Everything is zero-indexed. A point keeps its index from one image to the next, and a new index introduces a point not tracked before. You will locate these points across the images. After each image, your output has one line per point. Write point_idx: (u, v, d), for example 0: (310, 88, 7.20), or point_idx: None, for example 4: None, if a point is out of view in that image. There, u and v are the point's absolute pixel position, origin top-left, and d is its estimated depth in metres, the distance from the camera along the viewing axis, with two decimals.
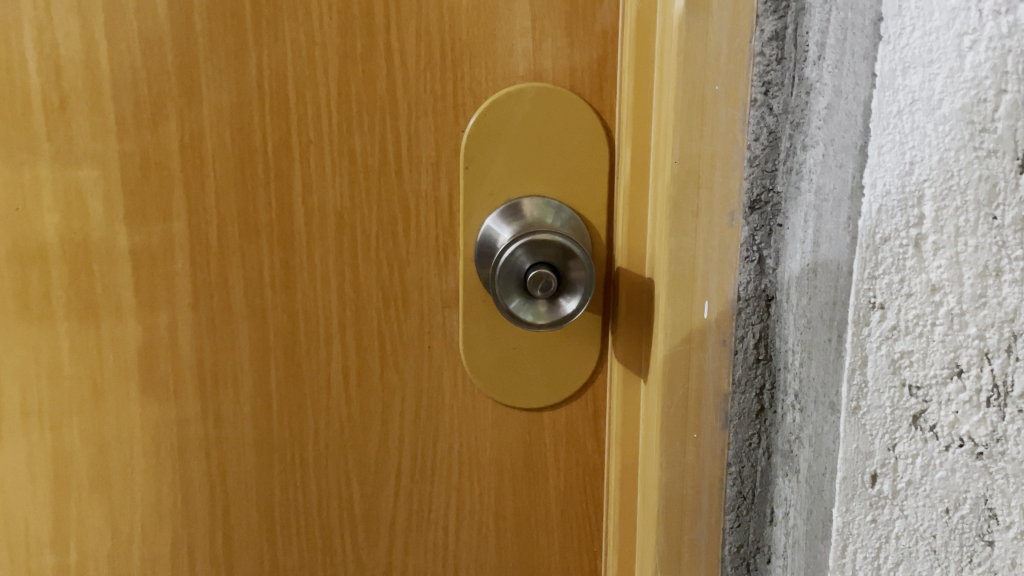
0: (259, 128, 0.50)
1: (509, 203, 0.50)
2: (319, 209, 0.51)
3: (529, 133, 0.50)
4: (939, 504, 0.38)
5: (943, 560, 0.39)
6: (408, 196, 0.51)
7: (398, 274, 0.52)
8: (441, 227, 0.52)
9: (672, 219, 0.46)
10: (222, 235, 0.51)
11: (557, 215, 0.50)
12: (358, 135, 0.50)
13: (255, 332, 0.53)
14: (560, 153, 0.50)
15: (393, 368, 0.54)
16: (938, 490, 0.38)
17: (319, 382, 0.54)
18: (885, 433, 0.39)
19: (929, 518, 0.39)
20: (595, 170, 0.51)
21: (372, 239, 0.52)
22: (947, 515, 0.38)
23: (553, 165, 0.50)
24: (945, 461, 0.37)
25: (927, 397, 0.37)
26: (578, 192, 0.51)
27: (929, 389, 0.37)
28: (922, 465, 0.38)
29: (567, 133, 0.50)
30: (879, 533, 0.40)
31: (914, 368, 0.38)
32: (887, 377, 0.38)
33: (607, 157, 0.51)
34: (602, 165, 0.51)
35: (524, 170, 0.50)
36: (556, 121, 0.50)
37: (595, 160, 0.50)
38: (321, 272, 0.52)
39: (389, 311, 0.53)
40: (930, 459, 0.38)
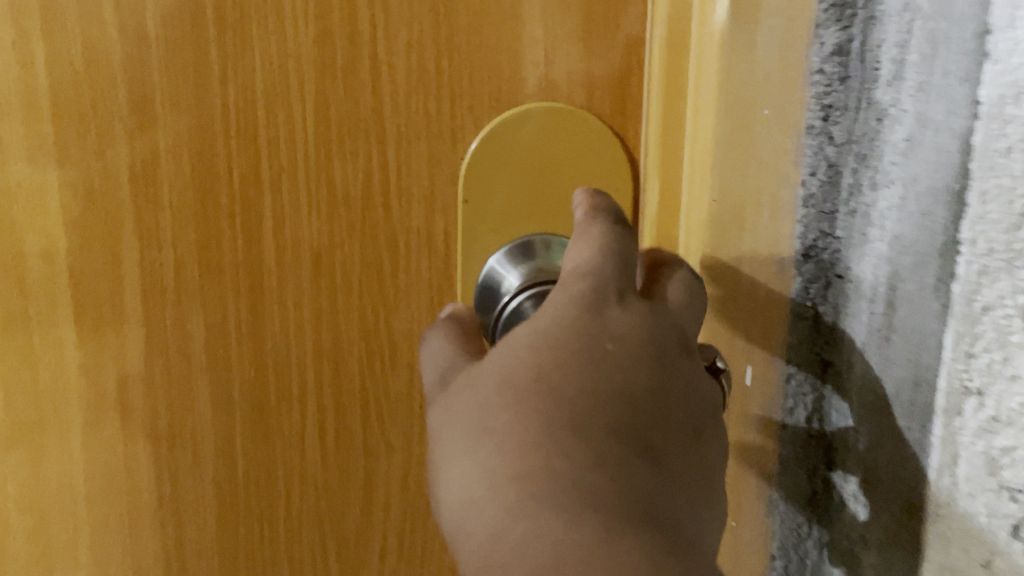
0: (222, 153, 0.42)
1: (513, 240, 0.43)
2: (291, 246, 0.44)
3: (536, 163, 0.43)
4: (587, 411, 0.29)
5: (574, 444, 0.28)
6: (396, 231, 0.44)
7: (384, 321, 0.45)
8: (436, 267, 0.44)
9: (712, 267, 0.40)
10: (180, 276, 0.44)
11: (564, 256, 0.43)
12: (339, 161, 0.43)
13: (217, 388, 0.45)
14: (573, 186, 0.43)
15: (376, 430, 0.46)
16: (603, 360, 0.31)
17: (292, 445, 0.46)
18: (557, 312, 0.33)
19: (528, 414, 0.29)
20: (616, 202, 0.44)
21: (354, 280, 0.44)
22: (595, 357, 0.31)
23: (567, 195, 0.43)
24: (568, 334, 0.31)
25: (633, 322, 0.33)
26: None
27: (637, 314, 0.33)
28: (573, 327, 0.32)
29: (582, 161, 0.43)
30: (571, 537, 0.25)
31: (616, 302, 0.33)
32: (580, 298, 0.33)
33: (631, 190, 0.44)
34: (624, 198, 0.44)
35: (530, 206, 0.43)
36: (569, 148, 0.43)
37: (615, 192, 0.44)
38: (294, 318, 0.45)
39: (373, 364, 0.45)
40: (621, 340, 0.32)
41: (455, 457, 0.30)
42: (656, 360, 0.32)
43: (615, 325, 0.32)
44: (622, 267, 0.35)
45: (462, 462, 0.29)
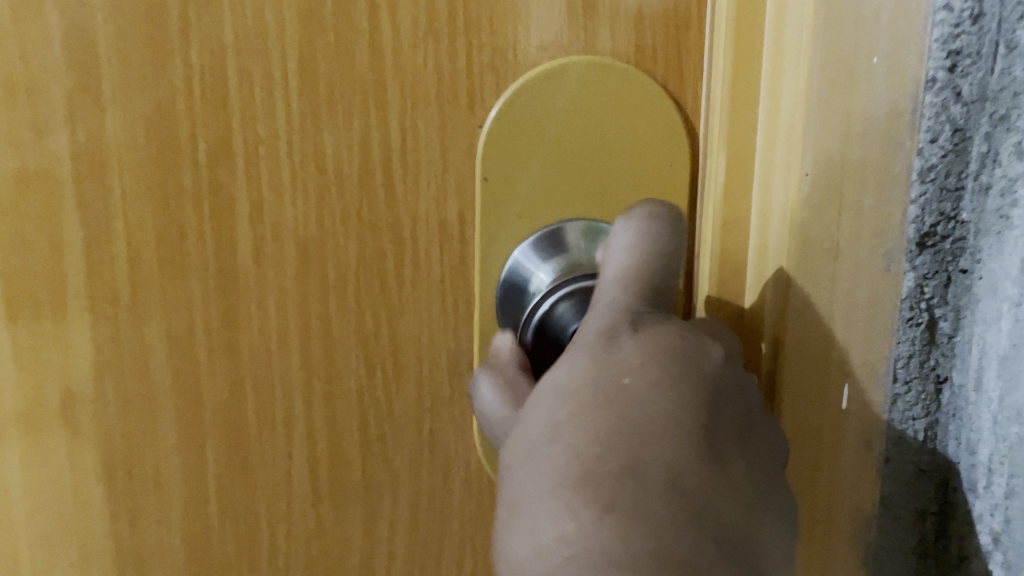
0: (186, 123, 0.34)
1: (543, 229, 0.36)
2: (273, 238, 0.35)
3: (572, 135, 0.35)
4: (602, 452, 0.25)
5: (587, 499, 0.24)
6: (400, 218, 0.36)
7: (386, 327, 0.37)
8: (449, 261, 0.36)
9: (797, 261, 0.31)
10: (135, 276, 0.36)
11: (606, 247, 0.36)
12: (331, 132, 0.35)
13: (184, 412, 0.37)
14: (617, 162, 0.35)
15: (377, 459, 0.38)
16: (632, 398, 0.27)
17: (276, 479, 0.38)
18: (569, 355, 0.29)
19: (552, 475, 0.25)
20: (671, 179, 0.36)
21: (350, 278, 0.36)
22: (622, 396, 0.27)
23: (611, 172, 0.36)
24: (588, 381, 0.27)
25: (654, 346, 0.28)
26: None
27: (658, 335, 0.29)
28: (585, 369, 0.28)
29: (627, 132, 0.35)
30: None
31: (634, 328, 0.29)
32: (590, 337, 0.29)
33: (687, 166, 0.36)
34: (678, 176, 0.36)
35: (565, 188, 0.36)
36: (612, 116, 0.35)
37: (668, 169, 0.36)
38: (276, 326, 0.36)
39: (373, 380, 0.37)
40: (651, 370, 0.27)
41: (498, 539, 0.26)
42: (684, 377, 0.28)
43: (635, 357, 0.28)
44: (651, 286, 0.31)
45: (502, 542, 0.26)
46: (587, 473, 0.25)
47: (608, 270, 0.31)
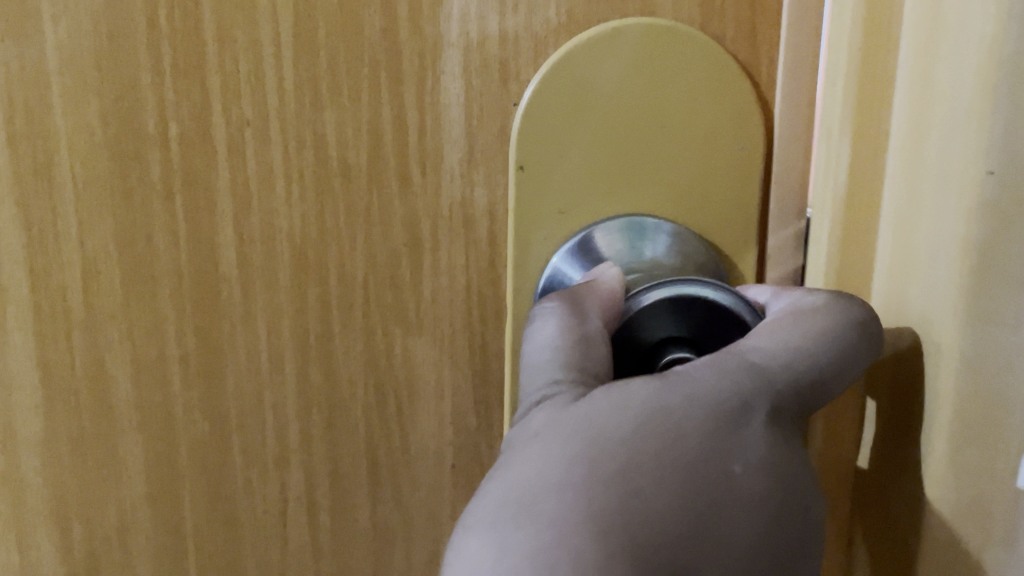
0: (152, 102, 0.28)
1: (578, 233, 0.30)
2: (262, 242, 0.29)
3: (624, 114, 0.29)
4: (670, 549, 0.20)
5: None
6: (418, 217, 0.29)
7: (399, 347, 0.30)
8: (477, 267, 0.30)
9: (976, 291, 0.22)
10: (91, 292, 0.29)
11: (654, 241, 0.30)
12: (334, 112, 0.28)
13: (154, 457, 0.30)
14: (674, 146, 0.29)
15: (389, 506, 0.32)
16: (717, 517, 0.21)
17: (267, 533, 0.31)
18: (691, 390, 0.23)
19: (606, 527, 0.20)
20: (743, 171, 0.29)
21: (357, 290, 0.30)
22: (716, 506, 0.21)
23: (669, 161, 0.29)
24: (694, 454, 0.22)
25: (778, 453, 0.23)
26: (711, 210, 0.30)
27: (785, 444, 0.23)
28: (705, 436, 0.22)
29: (684, 109, 0.29)
30: None
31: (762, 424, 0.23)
32: (725, 394, 0.23)
33: (759, 150, 0.29)
34: (749, 163, 0.29)
35: (615, 179, 0.29)
36: (666, 90, 0.29)
37: (736, 154, 0.29)
38: (267, 350, 0.30)
39: (385, 412, 0.31)
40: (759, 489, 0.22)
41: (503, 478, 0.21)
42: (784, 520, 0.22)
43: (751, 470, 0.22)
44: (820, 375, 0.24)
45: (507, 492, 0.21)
46: (634, 551, 0.20)
47: (770, 330, 0.25)
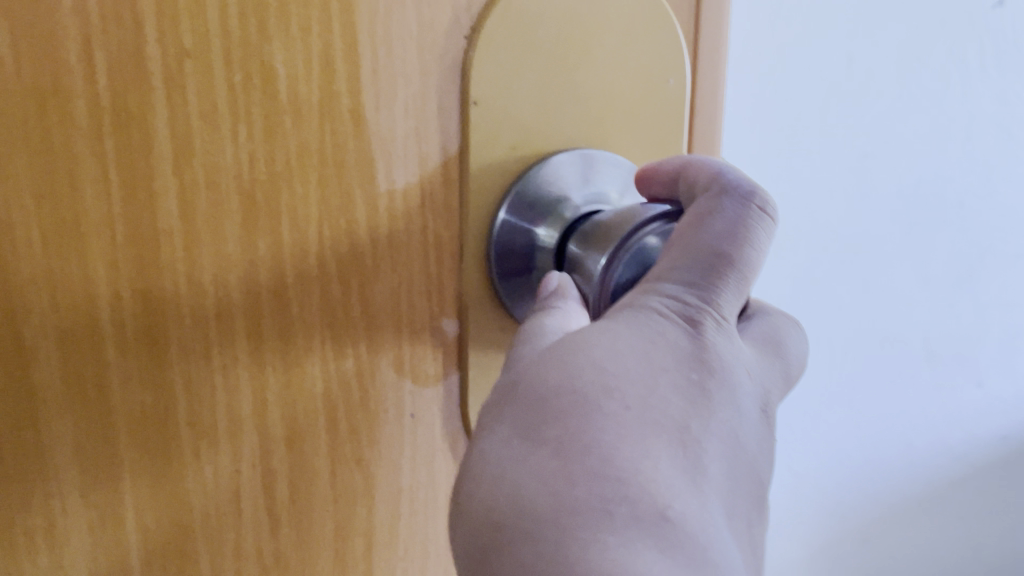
0: (78, 27, 0.24)
1: (529, 167, 0.31)
2: (207, 188, 0.26)
3: (568, 47, 0.30)
4: (657, 442, 0.22)
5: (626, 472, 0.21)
6: (373, 155, 0.28)
7: (357, 293, 0.29)
8: (431, 206, 0.30)
9: None
10: (7, 254, 0.24)
11: (593, 170, 0.31)
12: (282, 42, 0.26)
13: (89, 442, 0.26)
14: (617, 80, 0.31)
15: (349, 465, 0.30)
16: (735, 398, 0.25)
17: (221, 513, 0.29)
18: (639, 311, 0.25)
19: (591, 435, 0.22)
20: (663, 103, 0.33)
21: (311, 237, 0.28)
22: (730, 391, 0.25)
23: (605, 96, 0.31)
24: (697, 368, 0.24)
25: (723, 348, 0.25)
26: (630, 141, 0.33)
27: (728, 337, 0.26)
28: (667, 347, 0.24)
29: (624, 45, 0.31)
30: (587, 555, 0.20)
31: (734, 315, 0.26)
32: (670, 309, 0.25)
33: (683, 82, 0.33)
34: (675, 95, 0.33)
35: (564, 111, 0.31)
36: (608, 24, 0.30)
37: (666, 87, 0.33)
38: (215, 309, 0.27)
39: (343, 364, 0.30)
40: (746, 360, 0.26)
41: (494, 434, 0.23)
42: (761, 361, 0.27)
43: (737, 349, 0.26)
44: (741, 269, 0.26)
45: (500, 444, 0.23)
46: (625, 443, 0.22)
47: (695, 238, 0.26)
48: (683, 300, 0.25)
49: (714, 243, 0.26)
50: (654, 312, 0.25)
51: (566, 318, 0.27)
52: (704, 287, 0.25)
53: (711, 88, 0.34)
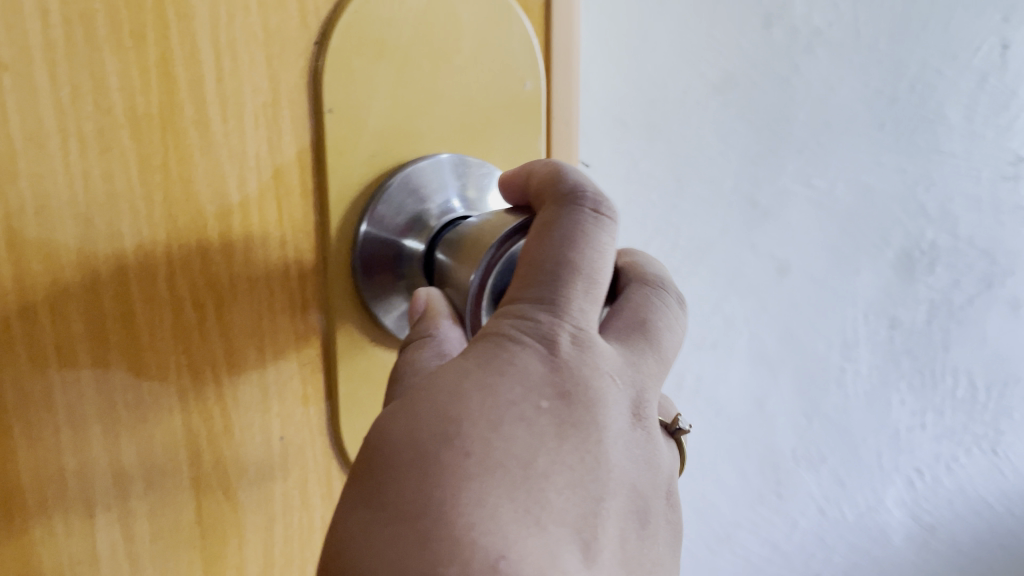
0: None
1: (386, 177, 0.29)
2: (38, 212, 0.24)
3: (419, 51, 0.29)
4: (500, 490, 0.21)
5: (458, 537, 0.20)
6: (224, 169, 0.27)
7: (215, 316, 0.28)
8: (289, 220, 0.28)
9: None
10: None
11: (456, 179, 0.31)
12: (114, 53, 0.24)
13: None
14: (471, 84, 0.30)
15: (215, 495, 0.29)
16: (597, 414, 0.23)
17: (77, 558, 0.26)
18: (489, 340, 0.23)
19: (429, 498, 0.20)
20: (524, 105, 0.32)
21: (160, 258, 0.26)
22: (591, 407, 0.23)
23: (464, 100, 0.31)
24: (551, 392, 0.22)
25: (592, 367, 0.23)
26: (495, 143, 0.32)
27: (597, 353, 0.24)
28: (517, 379, 0.22)
29: (477, 48, 0.30)
30: None
31: (593, 320, 0.24)
32: (524, 333, 0.23)
33: (540, 87, 0.32)
34: (531, 99, 0.32)
35: (417, 118, 0.30)
36: (460, 28, 0.29)
37: (522, 92, 0.32)
38: (54, 344, 0.25)
39: (204, 392, 0.28)
40: (614, 362, 0.24)
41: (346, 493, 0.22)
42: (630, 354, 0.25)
43: (602, 354, 0.24)
44: (594, 280, 0.24)
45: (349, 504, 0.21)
46: (461, 502, 0.20)
47: (546, 253, 0.24)
48: (529, 320, 0.23)
49: (560, 258, 0.23)
50: (497, 341, 0.23)
51: (447, 346, 0.26)
52: (552, 298, 0.23)
53: (571, 93, 0.33)
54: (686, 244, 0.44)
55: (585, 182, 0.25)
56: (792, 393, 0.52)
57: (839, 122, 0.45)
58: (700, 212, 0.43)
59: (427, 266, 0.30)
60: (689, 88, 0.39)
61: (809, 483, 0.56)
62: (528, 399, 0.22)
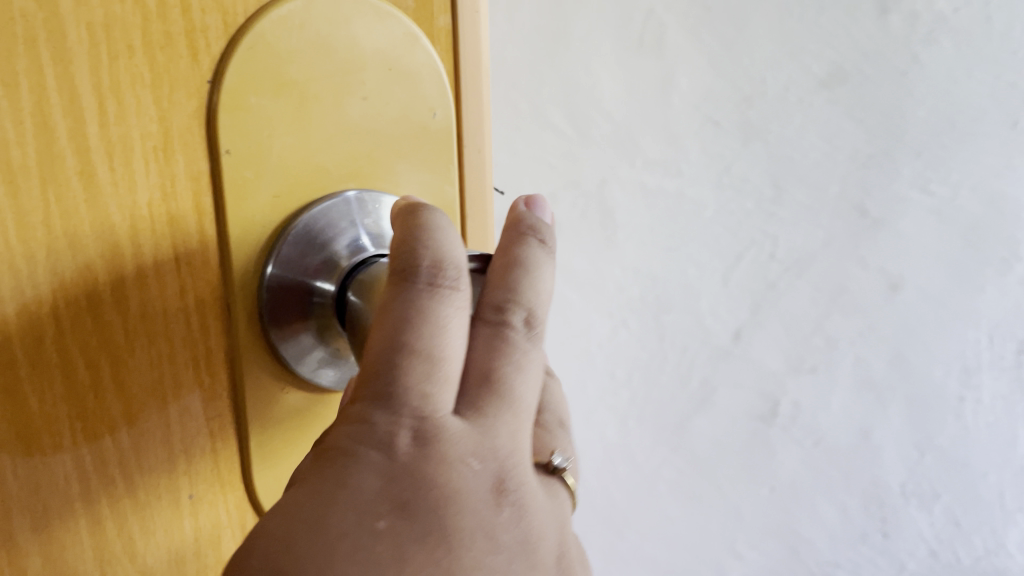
0: None
1: (290, 220, 0.28)
2: None
3: (320, 84, 0.27)
4: None
5: None
6: (112, 219, 0.25)
7: (113, 378, 0.26)
8: (190, 271, 0.27)
9: None
10: None
11: (366, 219, 0.29)
12: None
13: None
14: (377, 116, 0.29)
15: (121, 561, 0.27)
16: (443, 514, 0.22)
17: None
18: (325, 462, 0.22)
19: None
20: (437, 137, 0.31)
21: (48, 320, 0.24)
22: (434, 510, 0.22)
23: (374, 134, 0.29)
24: (387, 506, 0.22)
25: (437, 464, 0.23)
26: (404, 176, 0.30)
27: (444, 446, 0.23)
28: (356, 500, 0.21)
29: (380, 77, 0.28)
30: None
31: (429, 408, 0.23)
32: (361, 443, 0.22)
33: (449, 114, 0.31)
34: (441, 127, 0.31)
35: (320, 155, 0.28)
36: (362, 57, 0.28)
37: (430, 120, 0.30)
38: None
39: (102, 456, 0.26)
40: (464, 445, 0.23)
41: None
42: (485, 420, 0.25)
43: (444, 442, 0.23)
44: (433, 365, 0.24)
45: None
46: None
47: (382, 347, 0.24)
48: (354, 430, 0.23)
49: (395, 350, 0.23)
50: (325, 461, 0.22)
51: None
52: (380, 398, 0.23)
53: (483, 119, 0.32)
54: (786, 255, 0.55)
55: (431, 250, 0.25)
56: (899, 423, 0.65)
57: (964, 118, 0.55)
58: (801, 219, 0.54)
59: (339, 304, 0.29)
60: (791, 85, 0.50)
61: (920, 520, 0.70)
62: (364, 522, 0.21)
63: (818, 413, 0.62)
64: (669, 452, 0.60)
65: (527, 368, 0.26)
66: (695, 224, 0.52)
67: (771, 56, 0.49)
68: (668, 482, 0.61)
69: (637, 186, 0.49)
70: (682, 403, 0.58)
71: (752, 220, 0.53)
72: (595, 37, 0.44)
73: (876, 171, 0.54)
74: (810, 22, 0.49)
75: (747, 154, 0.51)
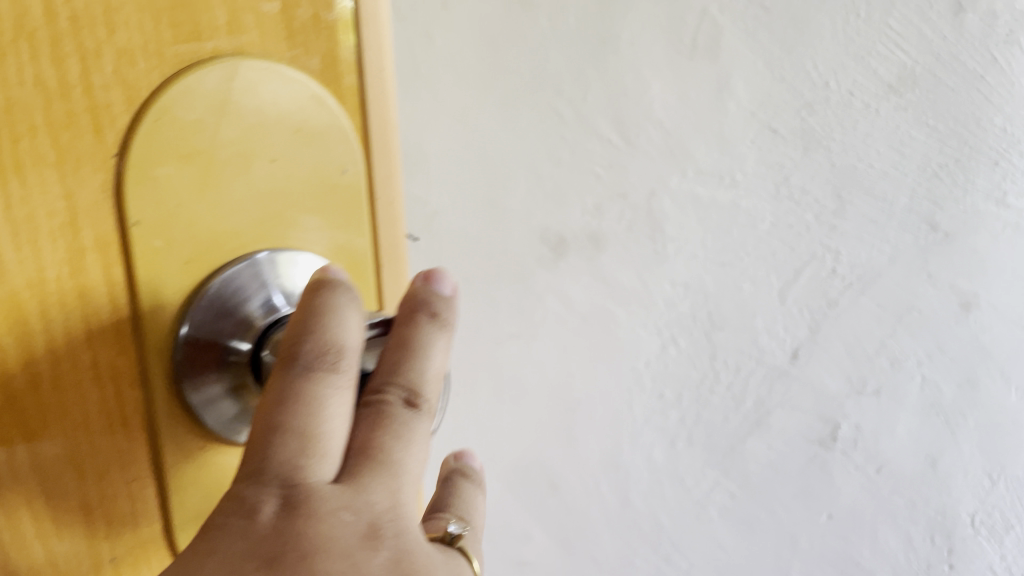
0: None
1: (199, 286, 0.27)
2: None
3: (225, 151, 0.26)
4: None
5: None
6: (20, 298, 0.24)
7: (27, 451, 0.26)
8: (103, 340, 0.26)
9: None
10: None
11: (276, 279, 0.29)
12: None
13: None
14: (288, 178, 0.28)
15: None
16: (311, 568, 0.25)
17: None
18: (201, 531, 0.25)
19: None
20: (349, 194, 0.29)
21: None
22: (300, 563, 0.25)
23: (282, 193, 0.28)
24: (254, 563, 0.25)
25: (302, 524, 0.25)
26: (317, 236, 0.29)
27: (311, 507, 0.26)
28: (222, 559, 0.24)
29: (290, 139, 0.27)
30: None
31: (299, 477, 0.26)
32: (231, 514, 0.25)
33: (364, 170, 0.30)
34: (355, 185, 0.30)
35: (227, 221, 0.27)
36: (270, 121, 0.27)
37: (343, 179, 0.29)
38: None
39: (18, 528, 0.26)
40: (334, 504, 0.26)
41: None
42: (360, 483, 0.27)
43: (312, 504, 0.26)
44: (304, 437, 0.27)
45: None
46: None
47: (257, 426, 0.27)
48: (227, 503, 0.26)
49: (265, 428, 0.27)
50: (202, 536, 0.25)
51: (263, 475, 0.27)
52: (251, 473, 0.26)
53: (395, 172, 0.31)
54: (852, 273, 0.59)
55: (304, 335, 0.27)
56: (972, 453, 0.68)
57: None
58: (866, 240, 0.58)
59: (256, 367, 0.29)
60: (856, 90, 0.53)
61: (989, 549, 0.72)
62: None
63: (880, 437, 0.66)
64: (721, 475, 0.66)
65: (407, 437, 0.29)
66: (752, 239, 0.57)
67: (833, 58, 0.52)
68: (718, 507, 0.67)
69: (688, 195, 0.54)
70: (737, 424, 0.64)
71: (812, 234, 0.57)
72: (642, 43, 0.49)
73: (948, 181, 0.57)
74: (876, 23, 0.51)
75: (808, 163, 0.55)
